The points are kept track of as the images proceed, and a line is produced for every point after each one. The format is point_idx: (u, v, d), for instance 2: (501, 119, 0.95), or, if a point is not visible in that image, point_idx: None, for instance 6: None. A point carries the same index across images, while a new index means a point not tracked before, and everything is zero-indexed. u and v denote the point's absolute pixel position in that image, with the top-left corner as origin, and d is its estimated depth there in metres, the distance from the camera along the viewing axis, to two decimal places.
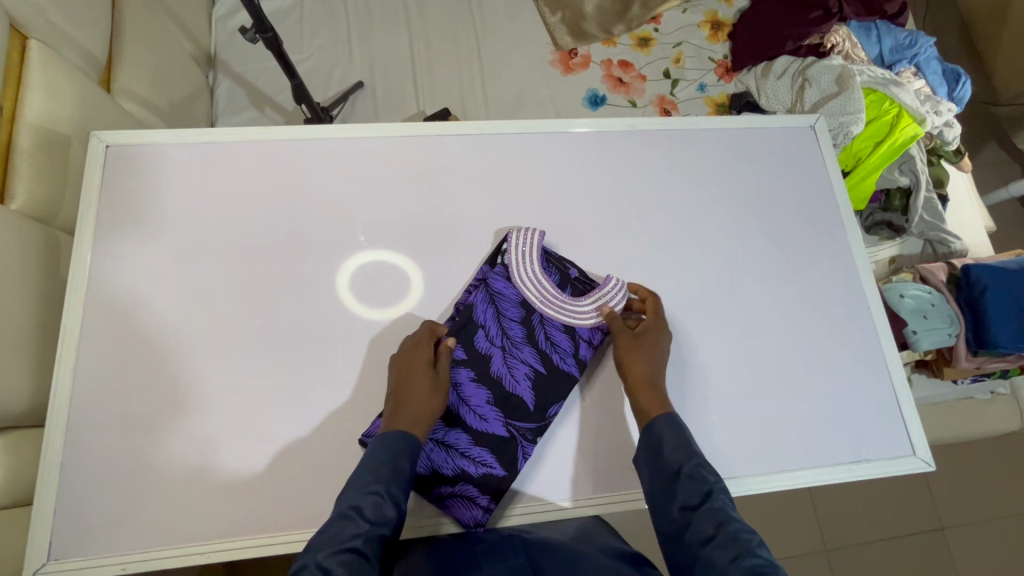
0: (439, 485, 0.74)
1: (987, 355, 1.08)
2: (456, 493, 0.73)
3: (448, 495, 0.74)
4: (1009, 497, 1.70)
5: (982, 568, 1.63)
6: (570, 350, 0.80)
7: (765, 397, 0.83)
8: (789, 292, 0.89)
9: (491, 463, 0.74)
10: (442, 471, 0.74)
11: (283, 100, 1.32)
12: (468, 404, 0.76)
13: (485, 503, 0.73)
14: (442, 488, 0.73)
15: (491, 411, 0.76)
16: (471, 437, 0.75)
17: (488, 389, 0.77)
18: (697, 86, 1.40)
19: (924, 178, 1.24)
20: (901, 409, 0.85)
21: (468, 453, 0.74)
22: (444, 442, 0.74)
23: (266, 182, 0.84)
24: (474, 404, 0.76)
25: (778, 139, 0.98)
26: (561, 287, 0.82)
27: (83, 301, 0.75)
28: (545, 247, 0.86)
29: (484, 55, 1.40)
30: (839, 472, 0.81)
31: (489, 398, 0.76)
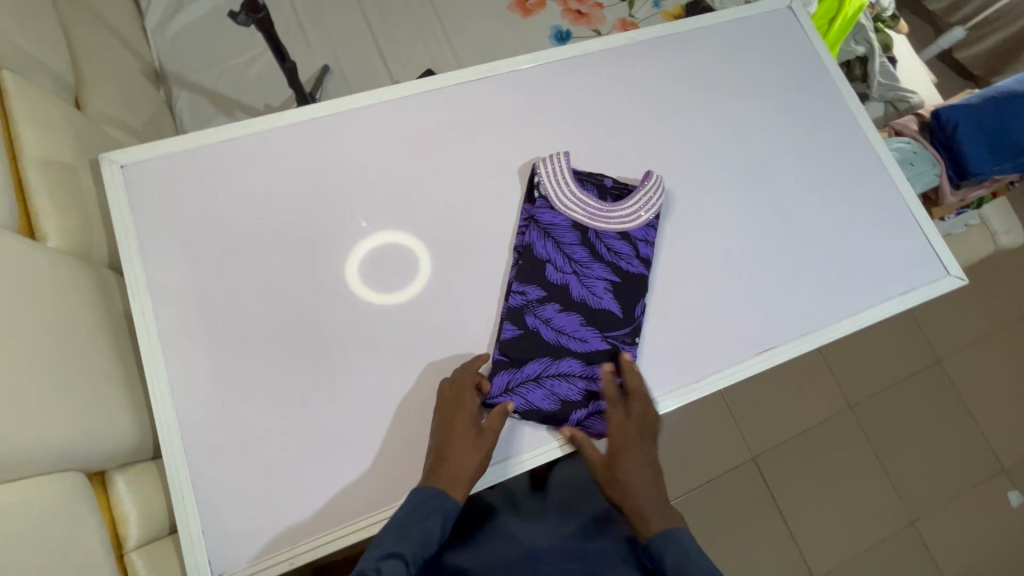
0: (573, 412, 0.78)
1: (968, 186, 1.21)
2: (592, 412, 0.79)
3: (584, 416, 0.78)
4: (986, 320, 1.92)
5: (977, 384, 1.85)
6: (634, 251, 0.84)
7: (813, 258, 0.91)
8: (810, 163, 0.96)
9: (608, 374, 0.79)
10: (570, 400, 0.78)
11: (252, 99, 1.24)
12: (567, 332, 0.80)
13: None
14: (577, 413, 0.78)
15: (590, 330, 0.80)
16: (583, 361, 0.79)
17: (578, 313, 0.80)
18: (651, 4, 1.44)
19: (877, 44, 1.33)
20: (929, 239, 0.94)
21: (585, 374, 0.79)
22: (562, 373, 0.78)
23: (298, 171, 0.83)
24: (573, 330, 0.80)
25: (759, 24, 1.03)
26: (600, 199, 0.85)
27: (155, 326, 0.74)
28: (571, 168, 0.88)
29: (441, 13, 1.37)
30: (893, 305, 0.89)
31: (582, 321, 0.80)
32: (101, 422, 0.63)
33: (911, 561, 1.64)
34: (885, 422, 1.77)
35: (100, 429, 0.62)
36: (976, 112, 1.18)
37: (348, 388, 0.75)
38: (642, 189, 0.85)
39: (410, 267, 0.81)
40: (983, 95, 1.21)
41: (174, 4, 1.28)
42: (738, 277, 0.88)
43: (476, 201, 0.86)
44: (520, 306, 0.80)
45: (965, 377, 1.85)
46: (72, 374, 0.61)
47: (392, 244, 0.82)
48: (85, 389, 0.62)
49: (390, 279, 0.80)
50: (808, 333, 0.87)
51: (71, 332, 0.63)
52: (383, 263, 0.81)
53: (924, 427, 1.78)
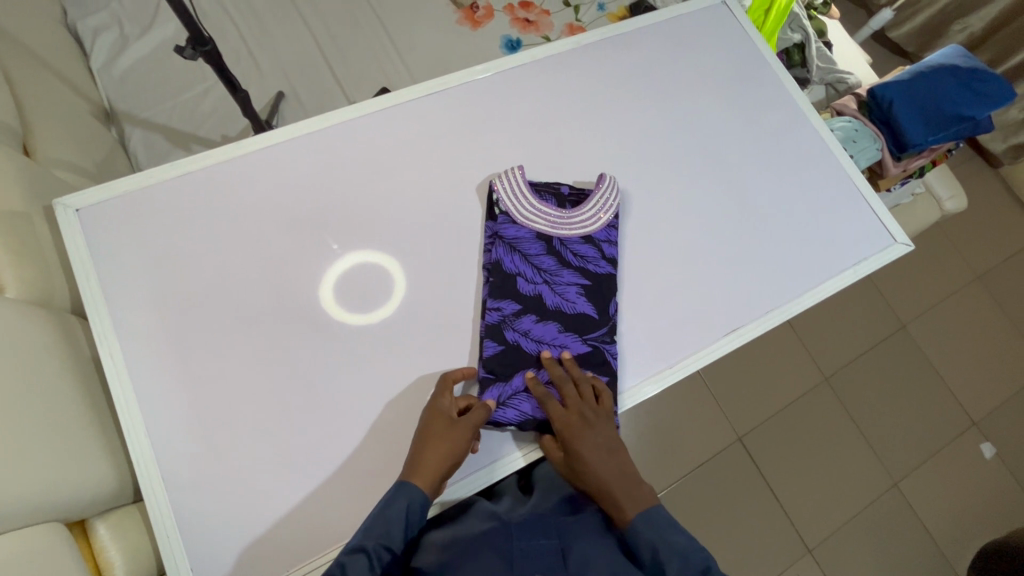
0: None
1: (908, 157, 1.28)
2: None
3: None
4: (943, 282, 2.01)
5: (941, 345, 1.93)
6: (599, 253, 0.86)
7: (769, 238, 0.95)
8: (758, 148, 1.00)
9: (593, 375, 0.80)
10: None
11: (207, 132, 1.24)
12: (546, 341, 0.81)
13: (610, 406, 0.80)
14: None
15: (569, 335, 0.82)
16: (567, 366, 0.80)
17: (554, 321, 0.82)
18: (596, 7, 1.48)
19: (812, 31, 1.40)
20: (875, 210, 0.99)
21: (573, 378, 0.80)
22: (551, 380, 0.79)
23: (259, 199, 0.83)
24: (553, 338, 0.81)
25: (698, 20, 1.08)
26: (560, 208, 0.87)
27: (127, 367, 0.73)
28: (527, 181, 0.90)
29: (391, 31, 1.39)
30: (848, 275, 0.94)
31: (560, 328, 0.82)
32: (78, 470, 0.62)
33: (898, 521, 1.70)
34: (859, 390, 1.84)
35: (76, 477, 0.61)
36: (908, 87, 1.25)
37: (330, 409, 0.76)
38: (597, 193, 0.88)
39: (384, 283, 0.82)
40: (912, 71, 1.28)
41: (120, 41, 1.27)
42: (698, 262, 0.91)
43: (441, 212, 0.88)
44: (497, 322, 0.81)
45: (930, 338, 1.94)
46: (43, 423, 0.60)
47: (361, 262, 0.83)
48: (58, 437, 0.61)
49: (366, 294, 0.81)
50: (771, 311, 0.90)
51: (38, 381, 0.62)
52: (356, 282, 0.82)
53: (896, 390, 1.86)
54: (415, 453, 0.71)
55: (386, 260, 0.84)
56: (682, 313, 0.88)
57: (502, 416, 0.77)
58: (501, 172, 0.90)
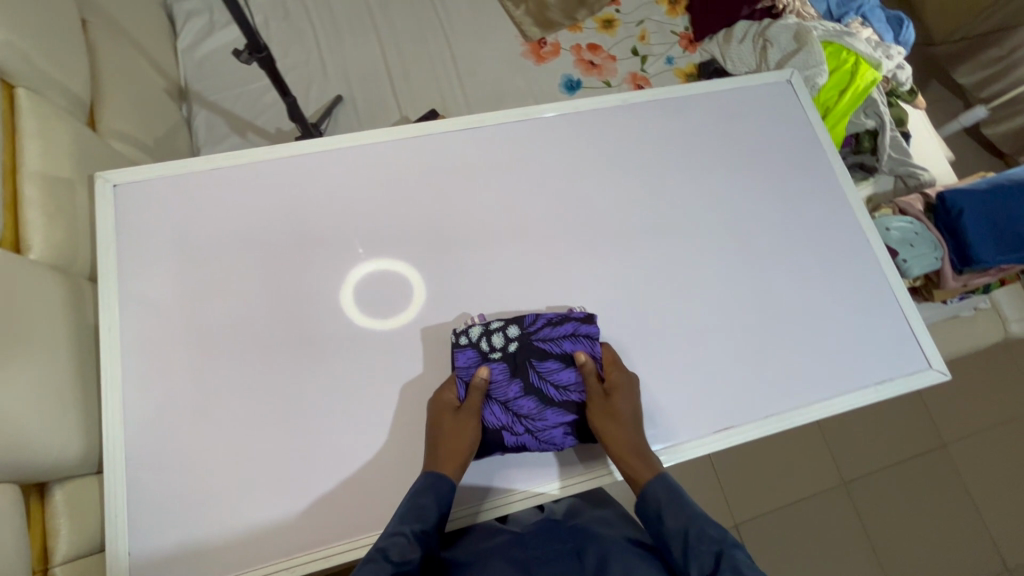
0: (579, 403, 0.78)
1: (971, 272, 1.17)
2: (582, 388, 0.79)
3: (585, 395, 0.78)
4: (998, 407, 1.83)
5: (984, 475, 1.75)
6: (532, 339, 0.80)
7: (787, 338, 0.88)
8: (798, 239, 0.95)
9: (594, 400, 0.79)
10: (569, 408, 0.78)
11: (265, 122, 1.30)
12: (534, 431, 0.77)
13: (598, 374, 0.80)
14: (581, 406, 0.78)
15: (546, 413, 0.78)
16: (568, 418, 0.78)
17: (551, 413, 0.78)
18: (664, 60, 1.46)
19: (888, 118, 1.32)
20: (914, 328, 0.91)
21: (569, 394, 0.79)
22: (544, 396, 0.78)
23: (280, 203, 0.86)
24: (542, 426, 0.77)
25: (759, 95, 1.03)
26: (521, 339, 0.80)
27: (121, 343, 0.77)
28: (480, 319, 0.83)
29: (456, 53, 1.42)
30: (868, 394, 0.86)
31: (556, 416, 0.78)
32: (50, 434, 0.65)
33: None
34: (880, 504, 1.69)
35: (47, 440, 0.64)
36: (983, 200, 1.15)
37: (302, 420, 0.77)
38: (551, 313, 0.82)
39: (385, 305, 0.83)
40: (992, 181, 1.18)
41: (208, 27, 1.36)
42: (706, 347, 0.86)
43: (451, 246, 0.88)
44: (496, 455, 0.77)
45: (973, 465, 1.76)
46: (30, 383, 0.64)
47: (380, 271, 0.85)
48: (40, 398, 0.64)
49: (368, 305, 0.83)
50: (771, 416, 0.84)
51: (37, 341, 0.66)
52: (360, 295, 0.83)
53: (924, 514, 1.69)
54: (433, 442, 0.73)
55: (408, 270, 0.86)
56: (680, 398, 0.83)
57: (520, 436, 0.77)
58: (472, 317, 0.84)
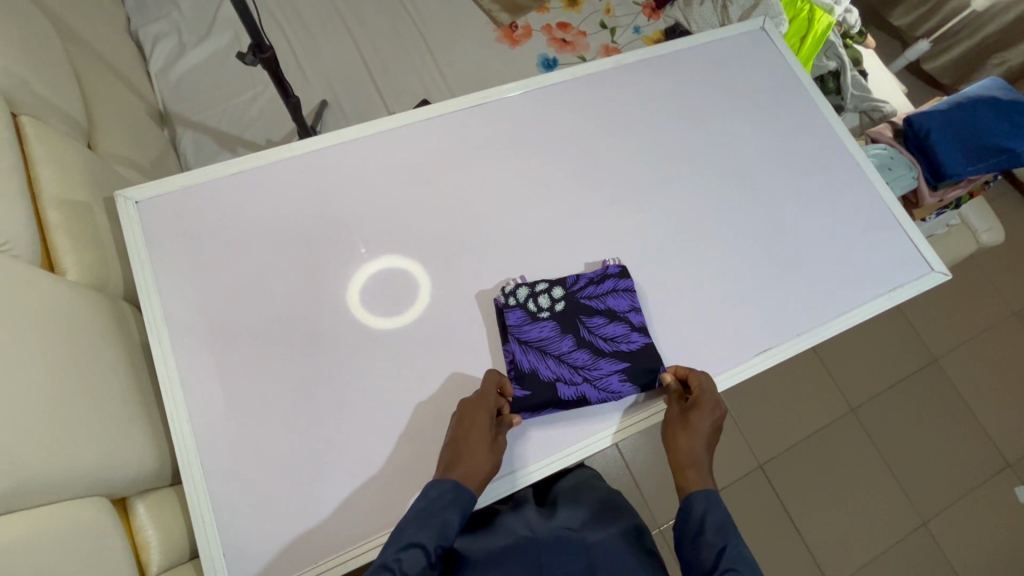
0: (629, 350, 0.82)
1: (945, 188, 1.27)
2: (630, 337, 0.83)
3: (633, 342, 0.83)
4: (976, 317, 1.97)
5: (972, 381, 1.89)
6: (578, 297, 0.85)
7: (802, 262, 0.94)
8: (794, 172, 1.01)
9: (643, 344, 0.83)
10: (621, 355, 0.82)
11: (254, 136, 1.29)
12: (591, 381, 0.80)
13: (640, 323, 0.84)
14: (632, 352, 0.82)
15: (600, 361, 0.81)
16: (621, 365, 0.81)
17: (605, 363, 0.81)
18: (632, 30, 1.51)
19: (848, 58, 1.41)
20: (910, 236, 0.98)
21: (619, 343, 0.82)
22: (595, 348, 0.82)
23: (307, 199, 0.87)
24: (599, 374, 0.80)
25: (736, 44, 1.09)
26: (565, 299, 0.84)
27: (173, 356, 0.76)
28: (523, 281, 0.86)
29: (433, 45, 1.44)
30: (881, 301, 0.93)
31: (609, 365, 0.81)
32: (123, 451, 0.64)
33: (922, 563, 1.66)
34: (886, 424, 1.80)
35: (121, 454, 0.64)
36: (947, 120, 1.24)
37: (365, 406, 0.78)
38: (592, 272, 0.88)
39: (408, 292, 0.85)
40: (950, 101, 1.28)
41: (179, 48, 1.34)
42: (731, 281, 0.92)
43: (477, 220, 0.90)
44: (557, 409, 0.79)
45: (961, 373, 1.89)
46: (92, 404, 0.63)
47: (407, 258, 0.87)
48: (106, 416, 0.64)
49: (390, 301, 0.84)
50: (802, 334, 0.90)
51: (94, 359, 0.66)
52: (394, 282, 0.85)
53: (927, 425, 1.81)
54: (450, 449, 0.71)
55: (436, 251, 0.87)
56: (719, 331, 0.88)
57: (577, 386, 0.79)
58: (514, 279, 0.87)
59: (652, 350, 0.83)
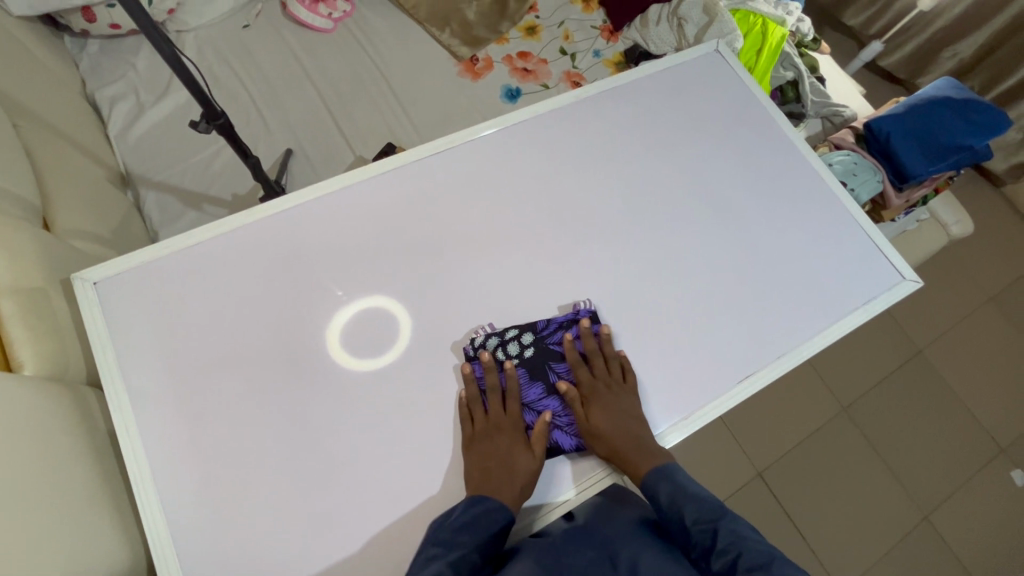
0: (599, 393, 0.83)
1: (910, 188, 1.28)
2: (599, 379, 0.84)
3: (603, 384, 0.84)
4: (955, 305, 2.00)
5: (957, 368, 1.91)
6: (547, 343, 0.86)
7: (778, 283, 0.95)
8: (761, 192, 1.01)
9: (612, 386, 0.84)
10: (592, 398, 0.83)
11: (220, 191, 1.27)
12: (561, 428, 0.82)
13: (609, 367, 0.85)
14: None
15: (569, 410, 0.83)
16: None
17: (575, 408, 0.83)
18: (592, 54, 1.53)
19: (804, 68, 1.43)
20: (878, 246, 0.99)
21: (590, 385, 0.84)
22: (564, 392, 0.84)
23: (272, 263, 0.85)
24: (567, 424, 0.82)
25: (693, 68, 1.11)
26: (534, 344, 0.86)
27: (141, 441, 0.74)
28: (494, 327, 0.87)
29: (395, 85, 1.44)
30: (857, 316, 0.93)
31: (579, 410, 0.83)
32: (91, 553, 0.62)
33: (928, 557, 1.66)
34: (879, 419, 1.81)
35: (88, 553, 0.62)
36: (905, 123, 1.26)
37: (346, 472, 0.76)
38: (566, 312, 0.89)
39: (390, 330, 0.84)
40: (906, 104, 1.30)
41: (138, 108, 1.32)
42: (707, 308, 0.91)
43: (448, 268, 0.89)
44: None
45: (946, 362, 1.92)
46: (56, 508, 0.60)
47: (383, 311, 0.85)
48: (72, 517, 0.62)
49: (373, 345, 0.83)
50: (782, 355, 0.90)
51: (55, 456, 0.64)
52: (370, 337, 0.83)
53: (918, 417, 1.83)
54: (489, 476, 0.75)
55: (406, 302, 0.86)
56: (700, 360, 0.88)
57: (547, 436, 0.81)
58: (485, 326, 0.86)
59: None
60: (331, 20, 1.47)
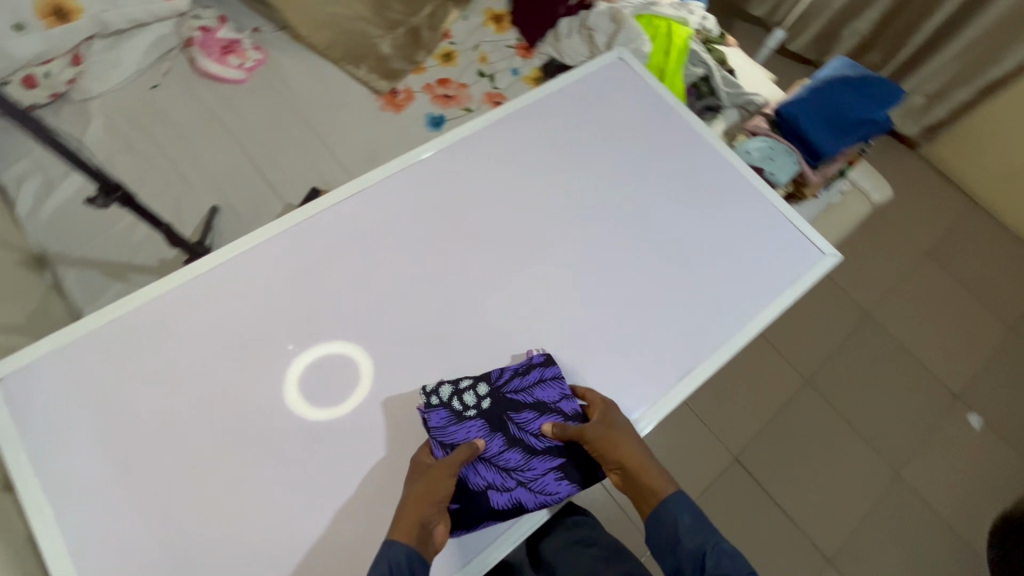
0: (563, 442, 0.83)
1: (825, 165, 1.34)
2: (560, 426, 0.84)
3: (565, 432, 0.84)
4: (893, 265, 2.09)
5: (904, 324, 1.99)
6: (504, 393, 0.85)
7: (707, 276, 0.97)
8: (679, 189, 1.04)
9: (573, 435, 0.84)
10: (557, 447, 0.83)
11: (145, 259, 1.23)
12: (525, 483, 0.81)
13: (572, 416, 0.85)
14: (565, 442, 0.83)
15: (534, 461, 0.82)
16: (554, 459, 0.83)
17: (538, 460, 0.82)
18: (510, 72, 1.55)
19: (712, 63, 1.49)
20: (796, 226, 1.02)
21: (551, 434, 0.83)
22: (526, 443, 0.82)
23: (190, 330, 0.86)
24: (533, 476, 0.81)
25: (600, 77, 1.14)
26: (492, 396, 0.84)
27: (66, 532, 0.73)
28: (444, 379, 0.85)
29: (318, 128, 1.43)
30: (787, 296, 0.96)
31: (542, 462, 0.82)
32: None
33: (903, 511, 1.72)
34: (839, 385, 1.87)
35: None
36: (811, 105, 1.32)
37: (288, 529, 0.77)
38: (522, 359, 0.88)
39: (346, 371, 0.86)
40: (810, 87, 1.36)
41: (47, 183, 1.27)
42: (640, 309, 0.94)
43: (376, 309, 0.91)
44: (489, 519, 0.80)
45: (893, 320, 2.00)
46: None
47: (326, 358, 0.86)
48: None
49: (324, 393, 0.84)
50: (718, 345, 0.92)
51: None
52: (318, 385, 0.85)
53: (875, 377, 1.90)
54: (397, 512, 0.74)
55: (346, 347, 0.88)
56: (639, 364, 0.90)
57: (508, 494, 0.80)
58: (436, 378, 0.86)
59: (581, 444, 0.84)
60: (242, 70, 1.46)
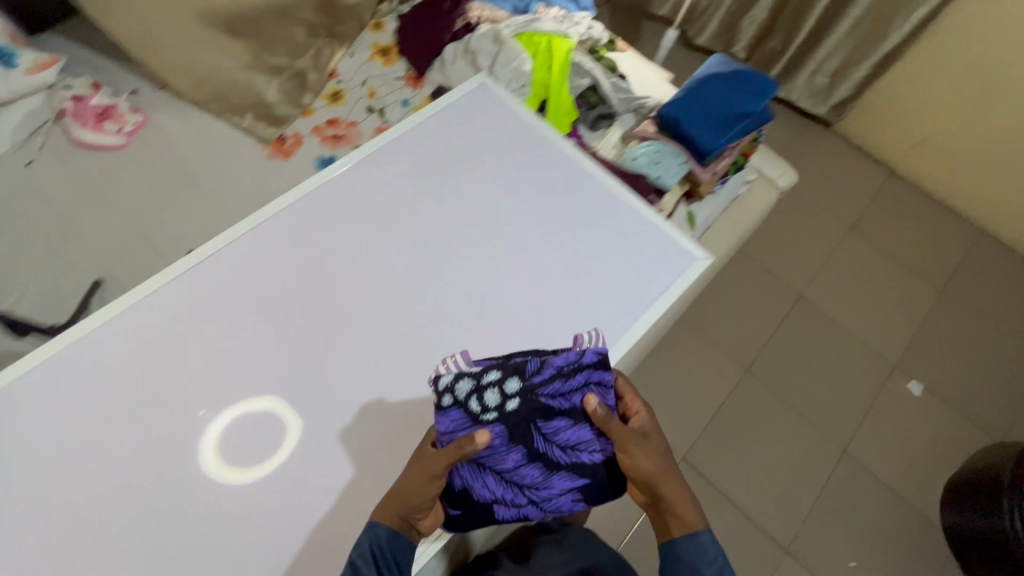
0: (588, 460, 0.81)
1: (714, 161, 1.34)
2: (583, 443, 0.81)
3: (587, 452, 0.81)
4: (819, 243, 2.11)
5: (836, 301, 2.01)
6: (537, 393, 0.81)
7: (580, 295, 0.96)
8: (548, 210, 1.04)
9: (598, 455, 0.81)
10: (580, 464, 0.81)
11: (20, 344, 1.16)
12: (536, 501, 0.81)
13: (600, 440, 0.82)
14: (592, 459, 0.81)
15: (553, 479, 0.81)
16: (572, 475, 0.81)
17: (552, 476, 0.81)
18: (400, 104, 1.54)
19: (597, 72, 1.49)
20: (666, 231, 1.02)
21: (575, 449, 0.81)
22: (547, 455, 0.81)
23: (27, 427, 0.80)
24: (549, 495, 0.81)
25: (463, 106, 1.13)
26: (522, 398, 0.81)
27: None
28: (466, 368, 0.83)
29: (205, 184, 1.39)
30: (660, 305, 0.96)
31: (559, 477, 0.81)
32: None
33: (855, 489, 1.72)
34: (779, 371, 1.87)
35: None
36: (690, 105, 1.33)
37: None
38: (568, 352, 0.84)
39: (260, 428, 0.84)
40: (689, 85, 1.37)
41: None
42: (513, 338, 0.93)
43: (239, 376, 0.86)
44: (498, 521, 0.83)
45: (826, 298, 2.01)
46: None
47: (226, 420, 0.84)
48: None
49: (239, 451, 0.82)
50: None
51: None
52: (230, 446, 0.82)
53: (813, 357, 1.90)
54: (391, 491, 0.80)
55: (243, 405, 0.85)
56: None
57: (512, 510, 0.81)
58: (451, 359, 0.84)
59: (610, 463, 0.82)
60: (121, 134, 1.42)
